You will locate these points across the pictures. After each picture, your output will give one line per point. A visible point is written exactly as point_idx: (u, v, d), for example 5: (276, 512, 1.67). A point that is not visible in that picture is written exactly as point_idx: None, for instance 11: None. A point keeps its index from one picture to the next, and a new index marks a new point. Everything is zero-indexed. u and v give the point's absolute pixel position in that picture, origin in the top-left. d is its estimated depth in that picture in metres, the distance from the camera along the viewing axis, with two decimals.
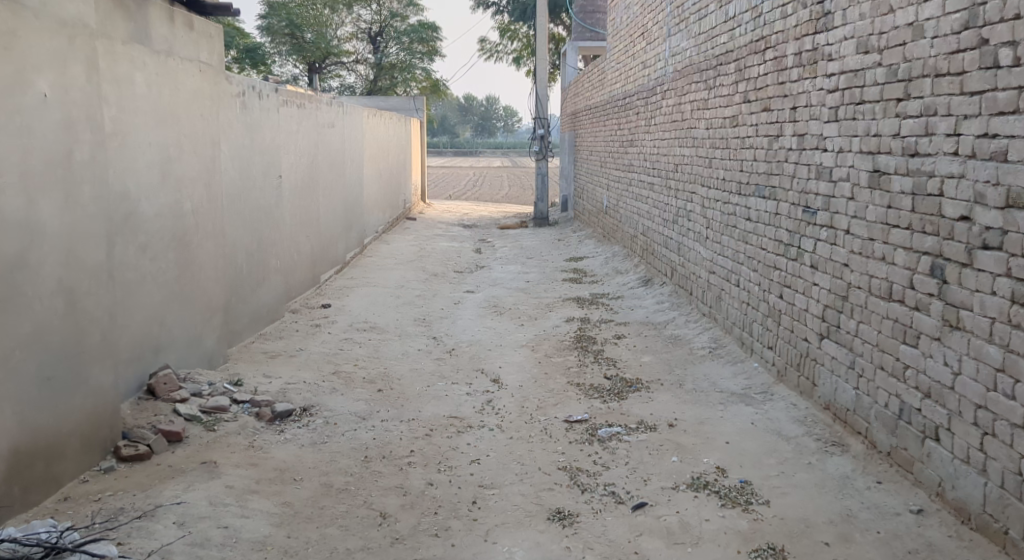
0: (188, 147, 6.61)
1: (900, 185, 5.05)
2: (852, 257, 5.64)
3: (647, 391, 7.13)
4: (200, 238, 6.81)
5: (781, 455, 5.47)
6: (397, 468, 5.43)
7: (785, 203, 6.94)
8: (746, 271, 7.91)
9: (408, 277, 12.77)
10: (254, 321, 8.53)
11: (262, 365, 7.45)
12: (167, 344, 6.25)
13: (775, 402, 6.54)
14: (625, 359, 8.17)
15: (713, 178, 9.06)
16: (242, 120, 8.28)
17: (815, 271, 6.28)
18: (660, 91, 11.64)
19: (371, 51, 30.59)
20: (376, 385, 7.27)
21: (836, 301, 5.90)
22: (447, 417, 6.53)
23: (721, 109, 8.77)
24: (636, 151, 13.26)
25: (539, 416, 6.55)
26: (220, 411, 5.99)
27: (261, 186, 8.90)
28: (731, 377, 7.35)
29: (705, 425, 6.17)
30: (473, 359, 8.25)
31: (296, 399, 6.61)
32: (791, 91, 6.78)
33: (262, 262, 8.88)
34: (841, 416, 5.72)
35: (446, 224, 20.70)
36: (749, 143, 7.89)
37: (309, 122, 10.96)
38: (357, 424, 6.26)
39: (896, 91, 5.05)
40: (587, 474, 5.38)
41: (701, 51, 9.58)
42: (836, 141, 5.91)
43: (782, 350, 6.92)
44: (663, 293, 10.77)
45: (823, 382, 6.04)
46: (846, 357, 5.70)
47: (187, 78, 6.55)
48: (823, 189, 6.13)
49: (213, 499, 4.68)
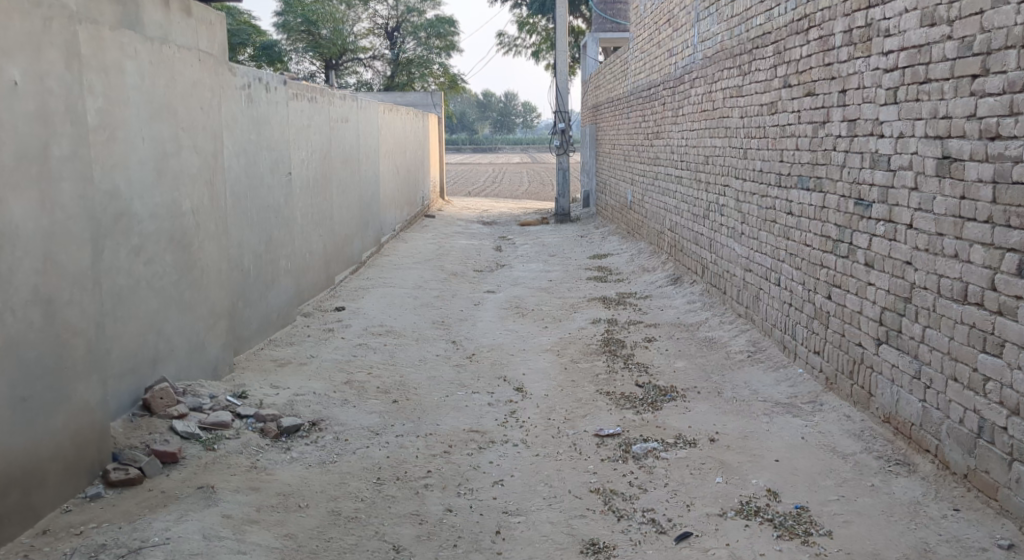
0: (188, 141, 6.13)
1: (977, 173, 4.52)
2: (916, 254, 5.09)
3: (683, 401, 6.59)
4: (202, 239, 6.34)
5: (839, 476, 4.93)
6: (413, 492, 4.92)
7: (833, 195, 6.38)
8: (788, 268, 7.36)
9: (426, 277, 12.28)
10: (263, 327, 8.06)
11: (270, 375, 6.98)
12: (166, 354, 5.78)
13: (825, 414, 5.99)
14: (657, 364, 7.64)
15: (748, 170, 8.50)
16: (248, 113, 7.81)
17: (870, 269, 5.73)
18: (689, 79, 11.06)
19: (389, 46, 30.16)
20: (391, 396, 6.78)
21: (896, 303, 5.35)
22: (467, 431, 6.03)
23: (758, 96, 8.20)
24: (662, 143, 12.71)
25: (567, 429, 6.03)
26: (222, 428, 5.48)
27: (270, 184, 8.43)
28: (774, 384, 6.81)
29: (750, 439, 5.62)
30: (495, 366, 7.74)
31: (304, 412, 6.13)
32: (840, 72, 6.22)
33: (271, 263, 8.41)
34: (905, 431, 5.17)
35: (465, 221, 20.19)
36: (790, 131, 7.33)
37: (321, 117, 10.48)
38: (369, 440, 5.77)
39: (973, 66, 4.54)
40: (623, 497, 4.85)
41: (734, 35, 9.01)
42: (896, 126, 5.35)
43: (831, 355, 6.36)
44: (694, 292, 10.22)
45: (882, 392, 5.49)
46: (909, 365, 5.15)
47: (186, 68, 6.08)
48: (880, 180, 5.57)
49: (207, 532, 4.18)
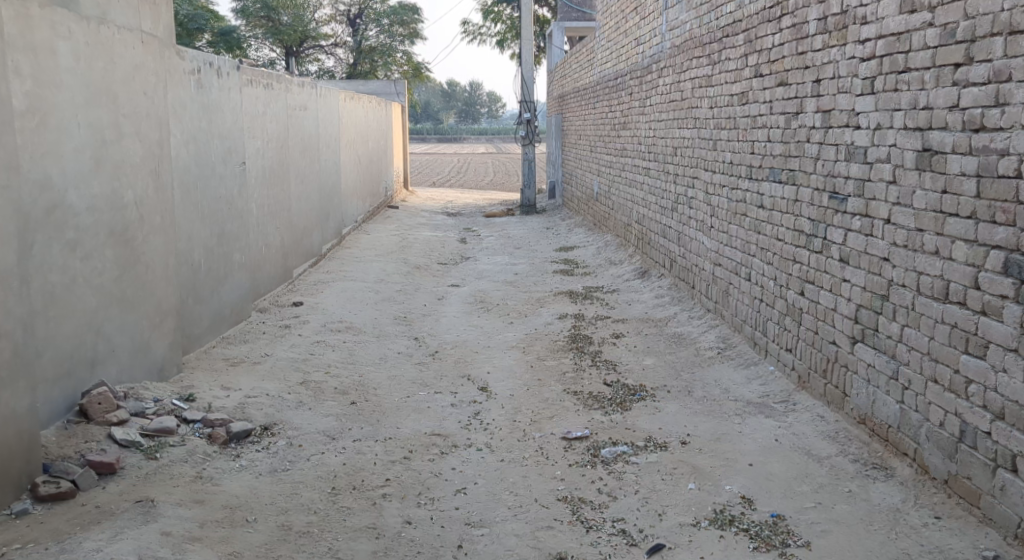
0: (130, 129, 5.80)
1: (960, 165, 4.33)
2: (893, 251, 4.89)
3: (653, 400, 6.36)
4: (145, 233, 5.99)
5: (816, 481, 4.72)
6: (370, 503, 4.65)
7: (806, 189, 6.19)
8: (759, 263, 7.17)
9: (388, 270, 11.97)
10: (214, 324, 7.72)
11: (220, 375, 6.64)
12: (105, 356, 5.45)
13: (798, 414, 5.79)
14: (626, 362, 7.41)
15: (718, 161, 8.30)
16: (198, 100, 7.46)
17: (845, 265, 5.53)
18: (656, 68, 10.85)
19: (350, 34, 29.57)
20: (350, 397, 6.49)
21: (873, 300, 5.15)
22: (428, 435, 5.76)
23: (728, 85, 7.99)
24: (630, 134, 12.50)
25: (534, 432, 5.78)
26: (166, 434, 5.18)
27: (223, 175, 8.07)
28: (746, 383, 6.61)
29: (723, 442, 5.40)
30: (458, 364, 7.47)
31: (256, 416, 5.82)
32: (814, 61, 6.02)
33: (224, 257, 8.06)
34: (881, 433, 4.98)
35: (429, 212, 19.86)
36: (761, 122, 7.12)
37: (277, 104, 10.11)
38: (325, 446, 5.49)
39: (955, 54, 4.34)
40: (592, 506, 4.61)
41: (703, 23, 8.79)
42: (873, 117, 5.15)
43: (804, 353, 6.17)
44: (662, 286, 10.02)
45: (857, 393, 5.30)
46: (886, 365, 4.95)
47: (126, 50, 5.74)
48: (855, 173, 5.38)
49: (144, 551, 3.88)
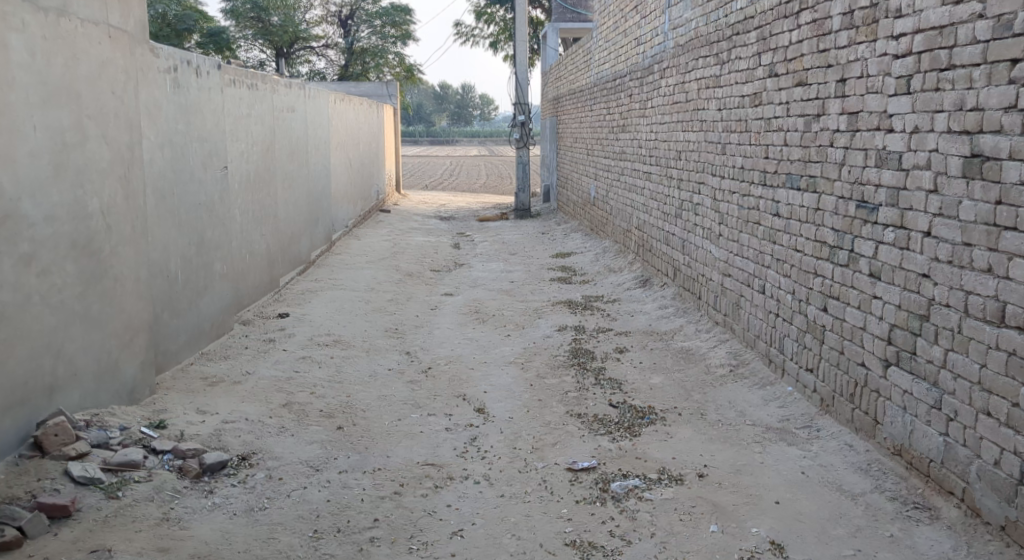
0: (96, 130, 5.35)
1: (1019, 173, 3.90)
2: (935, 266, 4.44)
3: (664, 424, 5.90)
4: (113, 244, 5.51)
5: (853, 523, 4.28)
6: (356, 549, 4.24)
7: (829, 196, 5.73)
8: (775, 275, 6.70)
9: (379, 278, 11.47)
10: (194, 338, 7.25)
11: (196, 397, 6.16)
12: (65, 381, 4.99)
13: (824, 441, 5.33)
14: (632, 380, 6.94)
15: (728, 166, 7.84)
16: (175, 100, 6.99)
17: (876, 281, 5.07)
18: (659, 68, 10.38)
19: (342, 35, 29.09)
20: (336, 421, 6.00)
21: (909, 320, 4.69)
22: (421, 465, 5.27)
23: (738, 86, 7.53)
24: (629, 136, 12.03)
25: (536, 461, 5.31)
26: (131, 468, 4.74)
27: (203, 179, 7.60)
28: (763, 405, 6.14)
29: (745, 475, 4.93)
30: (454, 382, 6.98)
31: (233, 445, 5.34)
32: (838, 59, 5.56)
33: (205, 266, 7.60)
34: (921, 468, 4.53)
35: (422, 216, 19.37)
36: (776, 125, 6.67)
37: (262, 105, 9.61)
38: (307, 479, 5.00)
39: (1012, 49, 3.92)
40: (604, 553, 4.19)
41: (710, 20, 8.34)
42: (909, 119, 4.70)
43: (827, 375, 5.70)
44: (666, 296, 9.55)
45: (891, 421, 4.84)
46: (926, 393, 4.49)
47: (90, 45, 5.30)
48: (888, 180, 4.92)
49: None
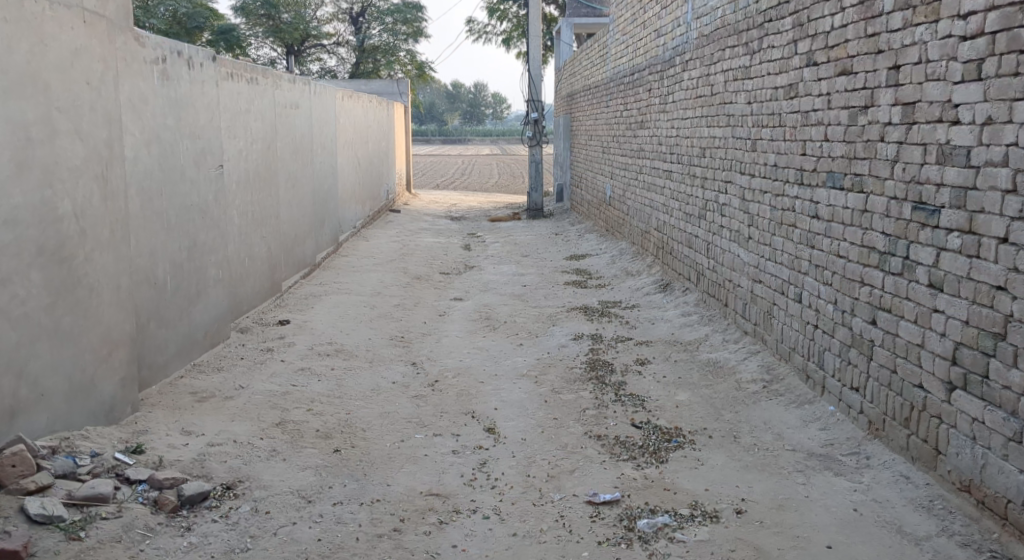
0: (68, 125, 4.83)
1: None
2: (1014, 278, 3.96)
3: (693, 448, 5.34)
4: (87, 250, 4.99)
5: None
6: None
7: (879, 197, 5.16)
8: (813, 282, 6.13)
9: (386, 282, 10.93)
10: (184, 349, 6.74)
11: (182, 416, 5.64)
12: (30, 402, 4.49)
13: (876, 470, 4.78)
14: (656, 396, 6.38)
15: (759, 163, 7.26)
16: (163, 95, 6.48)
17: (937, 293, 4.51)
18: (681, 62, 9.79)
19: (353, 32, 28.61)
20: (333, 442, 5.46)
21: (981, 339, 4.17)
22: (424, 495, 4.73)
23: (772, 77, 6.95)
24: (649, 133, 11.45)
25: (552, 491, 4.77)
26: (99, 503, 4.23)
27: (196, 178, 7.08)
28: (803, 426, 5.57)
29: (789, 512, 4.38)
30: (462, 398, 6.42)
31: (217, 471, 4.82)
32: (890, 44, 5.00)
33: (198, 271, 7.08)
34: (996, 508, 4.02)
35: (433, 216, 18.84)
36: (814, 117, 6.10)
37: (262, 101, 9.08)
38: (298, 512, 4.47)
39: None
40: None
41: (739, 8, 7.77)
42: (981, 110, 4.18)
43: (876, 395, 5.13)
44: (689, 302, 8.98)
45: (956, 452, 4.30)
46: (1003, 424, 3.99)
47: (61, 30, 4.78)
48: (952, 179, 4.38)
49: None
